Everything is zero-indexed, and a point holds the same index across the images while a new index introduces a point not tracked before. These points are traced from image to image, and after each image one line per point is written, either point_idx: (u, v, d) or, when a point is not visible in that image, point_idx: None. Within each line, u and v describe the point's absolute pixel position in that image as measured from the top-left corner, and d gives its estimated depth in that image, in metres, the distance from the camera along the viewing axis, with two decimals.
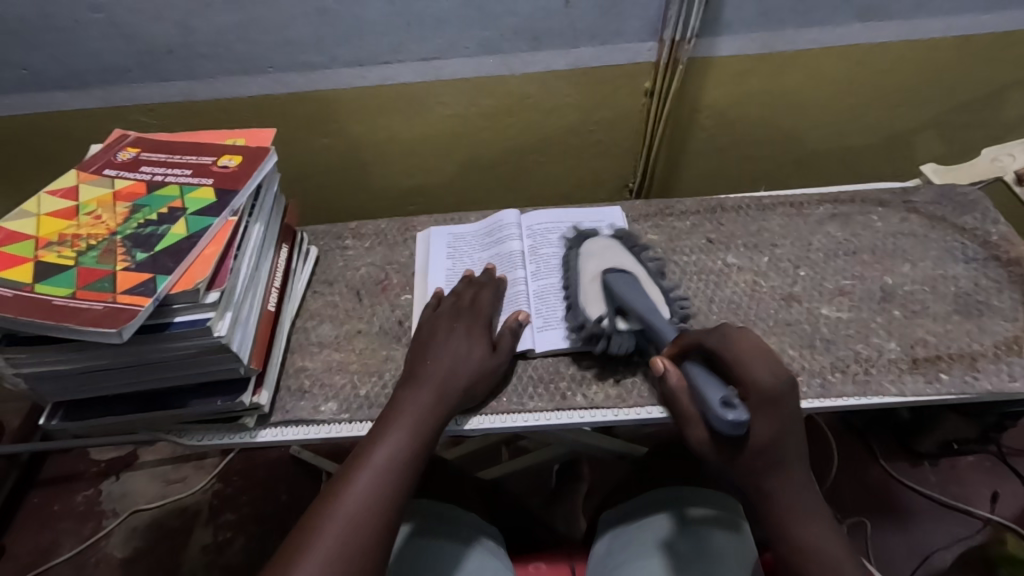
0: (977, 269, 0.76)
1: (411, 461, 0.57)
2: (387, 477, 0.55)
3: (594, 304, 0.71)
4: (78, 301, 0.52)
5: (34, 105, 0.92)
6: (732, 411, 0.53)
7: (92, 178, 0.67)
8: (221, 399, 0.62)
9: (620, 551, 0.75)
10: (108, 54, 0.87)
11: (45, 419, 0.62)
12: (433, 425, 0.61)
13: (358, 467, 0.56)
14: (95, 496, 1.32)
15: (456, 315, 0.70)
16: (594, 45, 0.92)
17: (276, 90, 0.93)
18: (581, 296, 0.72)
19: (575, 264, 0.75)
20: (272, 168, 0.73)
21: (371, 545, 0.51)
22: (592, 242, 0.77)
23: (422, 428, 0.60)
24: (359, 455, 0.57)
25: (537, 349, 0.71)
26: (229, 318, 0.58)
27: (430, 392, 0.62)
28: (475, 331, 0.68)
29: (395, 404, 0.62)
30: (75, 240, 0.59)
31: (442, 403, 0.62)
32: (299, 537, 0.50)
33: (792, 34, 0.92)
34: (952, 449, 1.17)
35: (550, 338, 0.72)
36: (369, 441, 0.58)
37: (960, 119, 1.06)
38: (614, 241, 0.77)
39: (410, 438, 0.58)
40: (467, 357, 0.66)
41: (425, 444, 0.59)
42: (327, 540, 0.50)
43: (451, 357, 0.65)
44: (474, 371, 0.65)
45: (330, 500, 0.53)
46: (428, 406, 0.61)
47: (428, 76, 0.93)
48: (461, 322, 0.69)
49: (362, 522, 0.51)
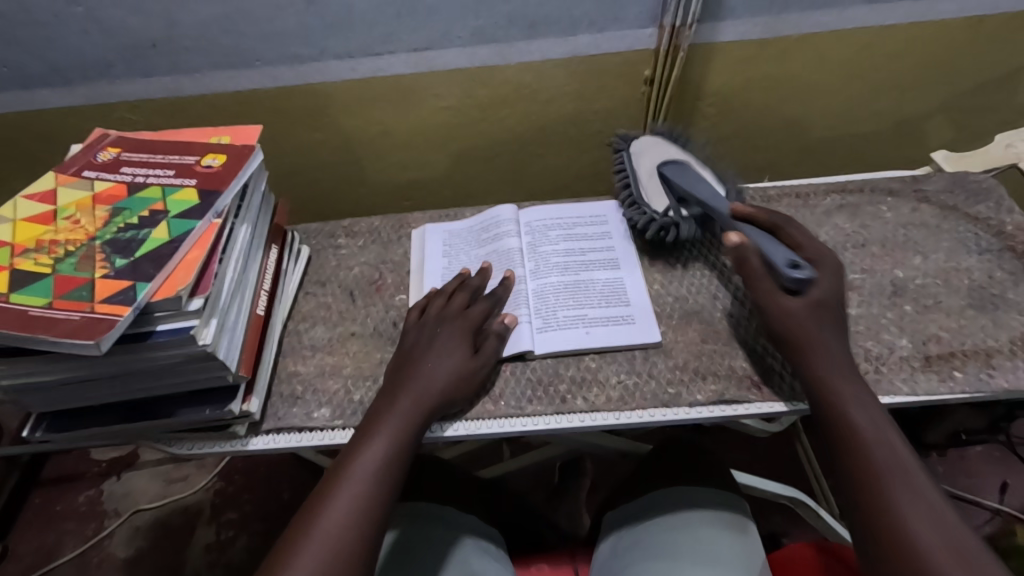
0: (992, 261, 0.74)
1: (390, 466, 0.56)
2: (368, 482, 0.54)
3: (660, 197, 0.79)
4: (55, 311, 0.50)
5: (17, 103, 0.90)
6: (797, 271, 0.62)
7: (72, 180, 0.64)
8: (209, 408, 0.60)
9: (624, 555, 0.73)
10: (90, 49, 0.84)
11: (29, 431, 0.60)
12: (416, 428, 0.59)
13: (340, 472, 0.55)
14: (96, 496, 1.31)
15: (444, 321, 0.67)
16: (593, 32, 0.89)
17: (265, 85, 0.91)
18: (643, 188, 0.80)
19: (629, 164, 0.82)
20: (259, 166, 0.71)
21: (353, 555, 0.50)
22: (638, 142, 0.84)
23: (403, 432, 0.58)
24: (342, 461, 0.56)
25: (536, 352, 0.69)
26: (214, 326, 0.56)
27: (408, 397, 0.60)
28: (461, 337, 0.66)
29: (377, 411, 0.60)
30: (53, 246, 0.57)
31: (422, 407, 0.60)
32: (284, 546, 0.50)
33: (797, 18, 0.89)
34: (960, 439, 1.15)
35: (551, 340, 0.70)
36: (352, 446, 0.57)
37: (972, 103, 1.02)
38: (614, 204, 0.83)
39: (391, 443, 0.57)
40: (453, 365, 0.64)
41: (405, 448, 0.58)
42: (310, 550, 0.49)
43: (430, 365, 0.63)
44: (452, 375, 0.63)
45: (314, 508, 0.52)
46: (407, 411, 0.59)
47: (421, 67, 0.90)
48: (444, 329, 0.66)
49: (344, 538, 0.50)
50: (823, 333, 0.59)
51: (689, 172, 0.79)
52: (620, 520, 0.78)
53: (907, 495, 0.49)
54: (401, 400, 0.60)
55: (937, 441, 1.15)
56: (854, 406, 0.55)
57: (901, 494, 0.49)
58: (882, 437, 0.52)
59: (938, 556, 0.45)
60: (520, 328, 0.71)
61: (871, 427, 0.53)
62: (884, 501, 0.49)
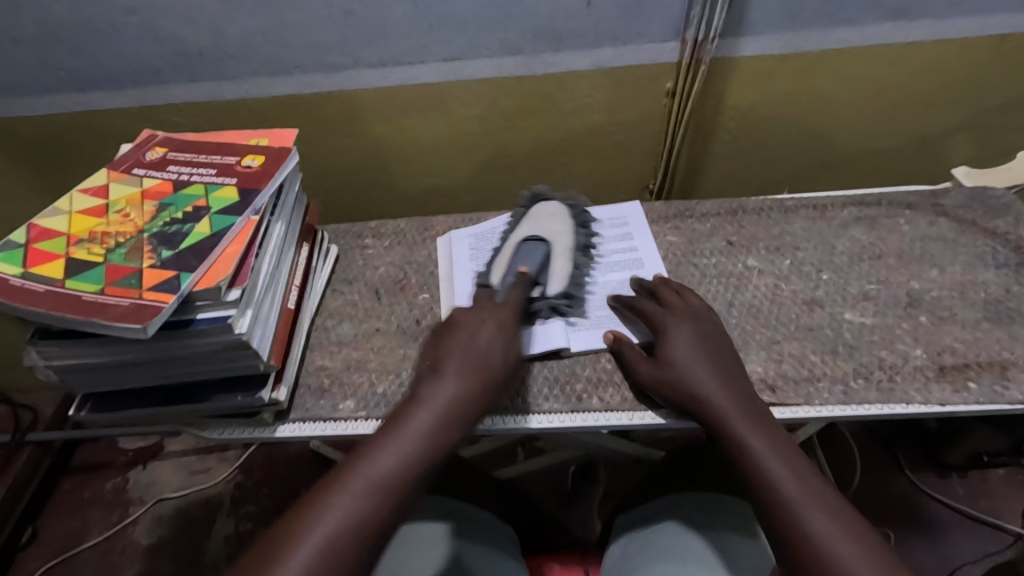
0: (1010, 275, 0.74)
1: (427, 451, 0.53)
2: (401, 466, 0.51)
3: (498, 266, 0.75)
4: (106, 297, 0.54)
5: (68, 106, 0.95)
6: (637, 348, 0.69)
7: (122, 177, 0.69)
8: (241, 395, 0.63)
9: (632, 558, 0.74)
10: (140, 56, 0.90)
11: (74, 410, 0.63)
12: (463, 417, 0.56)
13: (372, 454, 0.52)
14: (122, 484, 1.36)
15: (492, 309, 0.65)
16: (616, 45, 0.91)
17: (300, 91, 0.95)
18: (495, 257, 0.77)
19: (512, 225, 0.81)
20: (295, 168, 0.75)
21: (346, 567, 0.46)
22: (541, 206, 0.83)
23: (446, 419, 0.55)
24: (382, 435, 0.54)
25: (574, 348, 0.71)
26: (249, 316, 0.60)
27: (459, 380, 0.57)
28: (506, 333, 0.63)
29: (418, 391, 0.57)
30: (105, 237, 0.61)
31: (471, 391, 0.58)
32: (296, 519, 0.47)
33: (819, 35, 0.91)
34: (983, 462, 1.22)
35: (586, 338, 0.72)
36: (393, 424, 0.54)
37: (995, 121, 1.03)
38: (558, 210, 0.82)
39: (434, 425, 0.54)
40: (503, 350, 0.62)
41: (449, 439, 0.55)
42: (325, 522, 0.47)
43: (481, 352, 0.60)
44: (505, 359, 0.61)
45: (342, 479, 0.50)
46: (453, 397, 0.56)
47: (449, 77, 0.94)
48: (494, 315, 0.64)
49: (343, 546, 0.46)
50: (673, 345, 0.63)
51: (553, 260, 0.76)
52: (631, 524, 0.79)
53: (758, 443, 0.55)
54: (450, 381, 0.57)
55: (956, 460, 1.22)
56: (706, 387, 0.59)
57: (753, 440, 0.55)
58: (731, 407, 0.57)
59: (793, 495, 0.51)
60: (552, 324, 0.72)
61: (725, 401, 0.58)
62: (763, 456, 0.53)
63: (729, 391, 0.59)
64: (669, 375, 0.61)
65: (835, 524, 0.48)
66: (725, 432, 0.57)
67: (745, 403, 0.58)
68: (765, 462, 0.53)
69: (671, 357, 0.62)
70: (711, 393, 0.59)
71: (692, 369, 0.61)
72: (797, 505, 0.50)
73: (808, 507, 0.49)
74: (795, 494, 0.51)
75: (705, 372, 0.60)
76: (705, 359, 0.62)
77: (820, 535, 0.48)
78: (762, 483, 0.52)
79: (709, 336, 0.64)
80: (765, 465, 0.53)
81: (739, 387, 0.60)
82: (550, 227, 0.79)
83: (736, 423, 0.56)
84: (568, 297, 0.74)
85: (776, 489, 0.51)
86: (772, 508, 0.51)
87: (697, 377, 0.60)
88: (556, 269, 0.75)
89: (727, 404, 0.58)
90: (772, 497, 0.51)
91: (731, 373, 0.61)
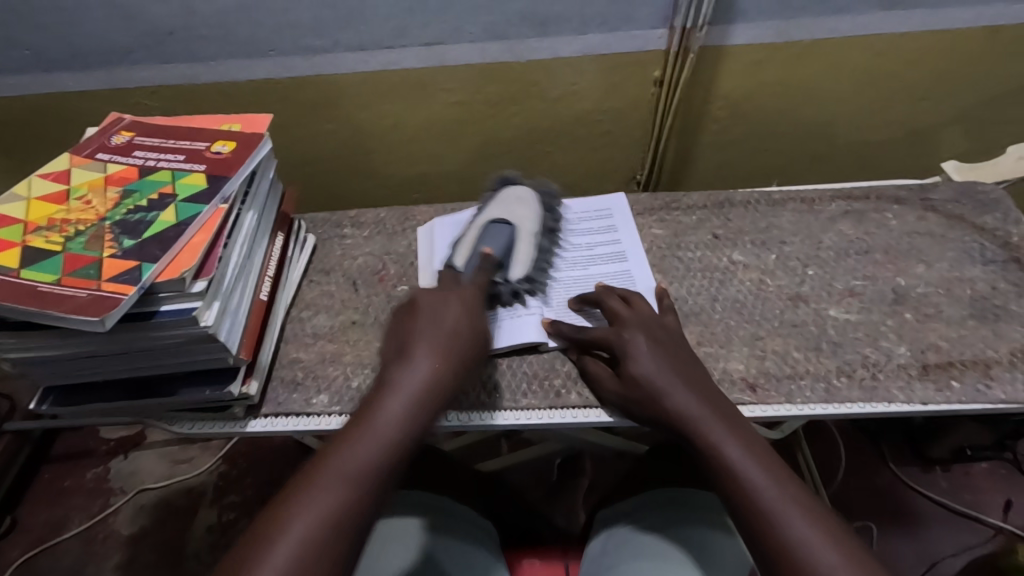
0: (997, 272, 0.73)
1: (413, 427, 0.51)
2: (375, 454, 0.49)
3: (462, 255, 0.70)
4: (62, 289, 0.52)
5: (38, 86, 0.92)
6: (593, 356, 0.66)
7: (85, 162, 0.66)
8: (209, 389, 0.62)
9: (612, 553, 0.73)
10: (109, 35, 0.86)
11: (36, 404, 0.61)
12: (437, 396, 0.54)
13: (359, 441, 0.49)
14: (103, 474, 1.34)
15: (457, 289, 0.62)
16: (604, 31, 0.89)
17: (278, 74, 0.92)
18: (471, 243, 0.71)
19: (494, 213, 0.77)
20: (268, 154, 0.72)
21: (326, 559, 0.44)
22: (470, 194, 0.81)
23: (417, 400, 0.52)
24: (351, 430, 0.50)
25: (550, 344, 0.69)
26: (216, 308, 0.58)
27: (426, 366, 0.54)
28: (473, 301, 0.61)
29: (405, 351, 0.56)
30: (64, 225, 0.59)
31: (443, 372, 0.55)
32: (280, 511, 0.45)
33: (810, 23, 0.88)
34: (965, 455, 1.22)
35: None
36: (360, 417, 0.51)
37: (986, 115, 1.01)
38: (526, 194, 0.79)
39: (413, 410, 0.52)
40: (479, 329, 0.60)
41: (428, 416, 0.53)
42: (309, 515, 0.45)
43: (447, 325, 0.58)
44: (475, 339, 0.59)
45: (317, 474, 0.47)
46: (419, 384, 0.53)
47: (431, 62, 0.91)
48: (458, 292, 0.61)
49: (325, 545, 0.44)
50: (633, 353, 0.61)
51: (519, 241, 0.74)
52: (613, 518, 0.78)
53: (734, 453, 0.53)
54: (417, 365, 0.54)
55: (940, 454, 1.22)
56: (673, 396, 0.57)
57: (727, 451, 0.53)
58: (704, 417, 0.55)
59: (778, 506, 0.49)
60: (522, 318, 0.71)
61: (695, 408, 0.56)
62: (736, 466, 0.52)
63: (703, 400, 0.57)
64: (638, 387, 0.59)
65: (814, 526, 0.48)
66: (699, 443, 0.55)
67: (712, 406, 0.57)
68: (740, 472, 0.51)
69: (635, 369, 0.60)
70: (679, 402, 0.57)
71: (659, 381, 0.58)
72: (778, 515, 0.49)
73: (792, 517, 0.48)
74: (779, 506, 0.49)
75: (670, 380, 0.58)
76: (670, 367, 0.59)
77: (808, 545, 0.46)
78: (738, 485, 0.51)
79: (666, 342, 0.62)
80: (743, 475, 0.51)
81: (709, 394, 0.58)
82: (515, 209, 0.77)
83: (710, 431, 0.54)
84: (530, 280, 0.72)
85: (753, 493, 0.50)
86: (753, 523, 0.49)
87: (665, 388, 0.58)
88: (521, 254, 0.73)
89: (698, 412, 0.56)
90: (753, 510, 0.50)
91: (695, 378, 0.59)
